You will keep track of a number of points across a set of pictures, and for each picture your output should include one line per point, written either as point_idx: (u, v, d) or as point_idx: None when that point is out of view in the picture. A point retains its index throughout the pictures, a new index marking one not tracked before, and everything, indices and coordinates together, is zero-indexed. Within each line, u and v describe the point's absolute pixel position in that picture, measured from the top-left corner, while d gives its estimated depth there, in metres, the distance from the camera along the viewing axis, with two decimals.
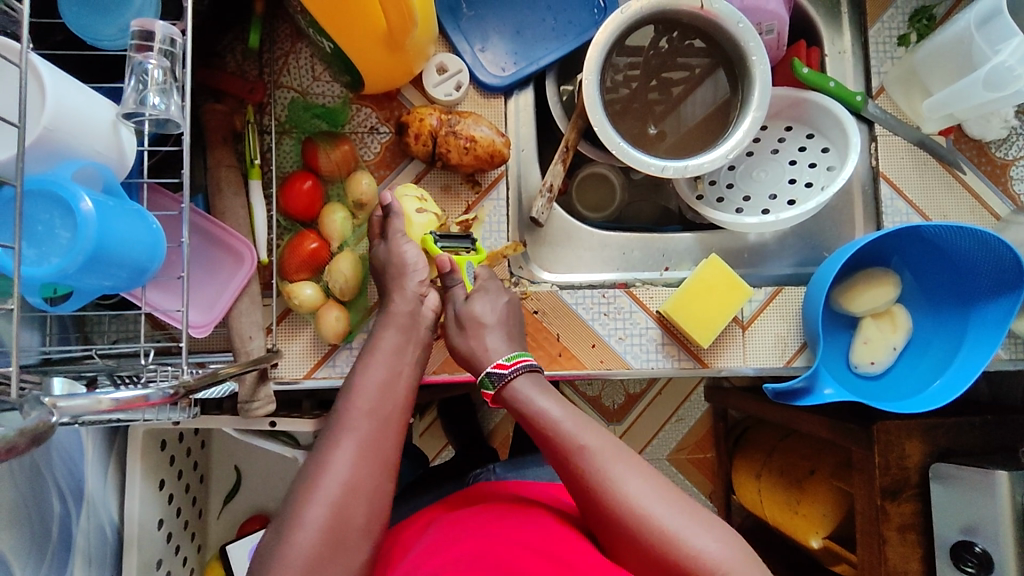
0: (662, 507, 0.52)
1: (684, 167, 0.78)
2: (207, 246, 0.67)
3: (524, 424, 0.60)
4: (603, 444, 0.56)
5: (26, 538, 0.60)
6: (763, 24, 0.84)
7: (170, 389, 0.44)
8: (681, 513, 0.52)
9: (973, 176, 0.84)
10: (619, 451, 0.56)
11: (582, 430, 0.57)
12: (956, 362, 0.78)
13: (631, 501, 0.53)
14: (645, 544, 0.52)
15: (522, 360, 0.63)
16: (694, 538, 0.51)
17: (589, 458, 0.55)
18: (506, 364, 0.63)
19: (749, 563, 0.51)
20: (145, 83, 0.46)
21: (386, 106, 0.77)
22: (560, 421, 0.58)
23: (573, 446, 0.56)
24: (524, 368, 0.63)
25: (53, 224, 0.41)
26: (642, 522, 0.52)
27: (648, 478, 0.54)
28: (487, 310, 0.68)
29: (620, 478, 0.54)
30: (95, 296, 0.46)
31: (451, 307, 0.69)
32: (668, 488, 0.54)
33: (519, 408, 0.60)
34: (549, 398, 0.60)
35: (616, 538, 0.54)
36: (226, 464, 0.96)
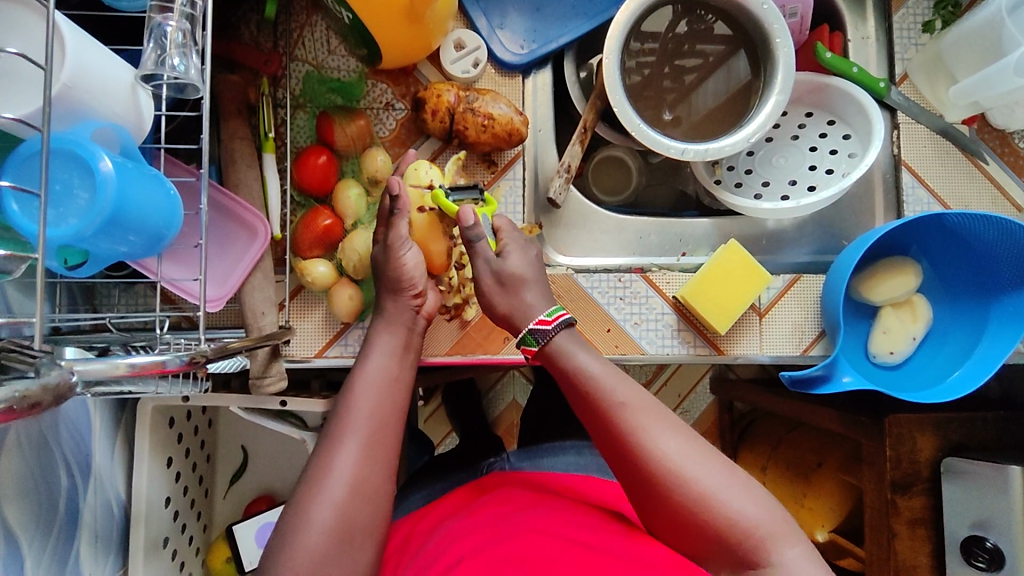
0: (699, 467, 0.52)
1: (704, 150, 0.77)
2: (221, 220, 0.66)
3: (561, 380, 0.59)
4: (643, 401, 0.55)
5: (34, 511, 0.60)
6: (787, 6, 0.82)
7: (187, 357, 0.44)
8: (719, 474, 0.52)
9: (996, 166, 0.83)
10: (657, 408, 0.55)
11: (620, 387, 0.56)
12: (976, 353, 0.77)
13: (669, 460, 0.52)
14: (680, 508, 0.52)
15: (562, 314, 0.62)
16: (733, 501, 0.51)
17: (628, 416, 0.54)
18: (549, 319, 0.62)
19: (786, 527, 0.51)
20: (165, 46, 0.45)
21: (402, 82, 0.76)
22: (599, 378, 0.57)
23: (611, 403, 0.55)
24: (564, 323, 0.62)
25: (72, 184, 0.40)
26: (679, 484, 0.52)
27: (686, 438, 0.54)
28: (523, 264, 0.65)
29: (658, 438, 0.53)
30: (110, 263, 0.45)
31: (481, 263, 0.64)
32: (706, 448, 0.54)
33: (556, 364, 0.60)
34: (587, 355, 0.59)
35: (650, 501, 0.53)
36: (233, 445, 0.95)
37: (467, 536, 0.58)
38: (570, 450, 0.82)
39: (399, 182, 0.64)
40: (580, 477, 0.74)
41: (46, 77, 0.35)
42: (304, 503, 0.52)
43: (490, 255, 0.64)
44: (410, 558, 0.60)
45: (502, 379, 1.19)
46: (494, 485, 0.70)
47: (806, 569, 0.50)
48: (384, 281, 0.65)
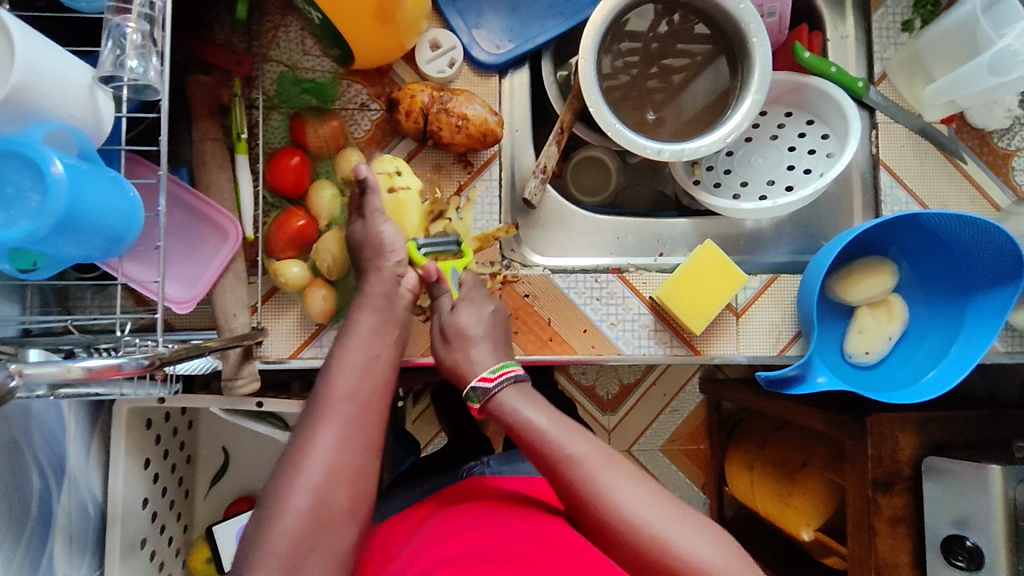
0: (651, 512, 0.52)
1: (681, 150, 0.76)
2: (191, 222, 0.65)
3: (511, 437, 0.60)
4: (591, 452, 0.55)
5: (4, 513, 0.60)
6: (765, 5, 0.82)
7: (145, 360, 0.43)
8: (672, 517, 0.52)
9: (974, 165, 0.83)
10: (603, 457, 0.55)
11: (568, 439, 0.57)
12: (952, 353, 0.77)
13: (619, 507, 0.52)
14: (635, 553, 0.51)
15: (508, 370, 0.63)
16: (687, 542, 0.50)
17: (576, 467, 0.55)
18: (490, 377, 0.63)
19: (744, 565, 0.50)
20: (124, 46, 0.45)
21: (377, 82, 0.76)
22: (545, 431, 0.57)
23: (558, 457, 0.56)
24: (509, 380, 0.62)
25: (23, 186, 0.39)
26: (631, 530, 0.51)
27: (635, 483, 0.54)
28: (472, 322, 0.67)
29: (607, 487, 0.53)
30: (68, 265, 0.45)
31: (437, 317, 0.68)
32: (658, 493, 0.53)
33: (505, 420, 0.60)
34: (534, 407, 0.60)
35: (608, 548, 0.53)
36: (213, 446, 0.95)
37: (443, 541, 0.58)
38: None
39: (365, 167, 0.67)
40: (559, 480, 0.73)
41: None
42: (271, 505, 0.51)
43: (446, 309, 0.68)
44: (388, 563, 0.60)
45: None
46: (472, 490, 0.70)
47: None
48: (367, 251, 0.66)
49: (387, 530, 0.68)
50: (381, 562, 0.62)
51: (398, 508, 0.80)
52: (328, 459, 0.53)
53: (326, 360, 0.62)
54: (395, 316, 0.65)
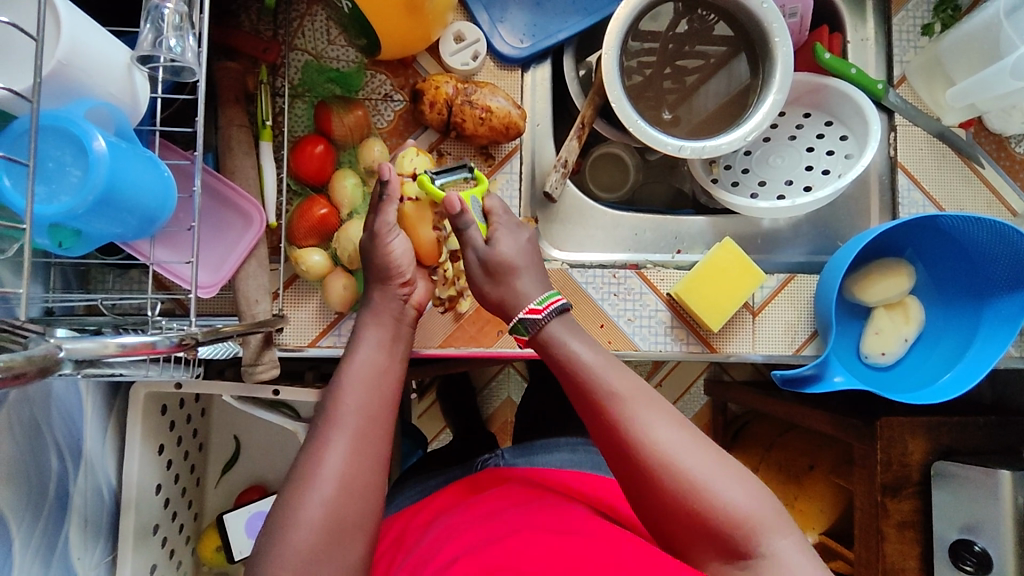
0: (690, 456, 0.51)
1: (701, 147, 0.77)
2: (217, 207, 0.66)
3: (556, 370, 0.59)
4: (635, 390, 0.55)
5: (24, 494, 0.60)
6: (787, 6, 0.82)
7: (177, 338, 0.44)
8: (711, 464, 0.51)
9: (992, 170, 0.83)
10: (650, 397, 0.55)
11: (613, 376, 0.56)
12: (966, 358, 0.77)
13: (662, 451, 0.51)
14: (674, 498, 0.51)
15: (554, 301, 0.61)
16: (723, 489, 0.50)
17: (618, 404, 0.54)
18: (539, 308, 0.60)
19: (780, 519, 0.50)
20: (162, 28, 0.45)
21: (401, 73, 0.76)
22: (593, 366, 0.56)
23: (604, 392, 0.55)
24: (556, 310, 0.61)
25: (64, 162, 0.40)
26: (674, 474, 0.51)
27: (680, 428, 0.53)
28: (515, 251, 0.64)
29: (652, 429, 0.52)
30: (101, 243, 0.46)
31: (472, 252, 0.63)
32: (699, 439, 0.53)
33: (550, 352, 0.59)
34: (581, 343, 0.59)
35: (644, 491, 0.52)
36: (225, 434, 0.95)
37: (461, 535, 0.58)
38: (565, 447, 0.81)
39: (389, 167, 0.64)
40: (575, 474, 0.74)
41: (38, 48, 0.36)
42: (292, 489, 0.52)
43: (480, 242, 0.63)
44: (404, 554, 0.61)
45: (497, 375, 1.19)
46: (488, 483, 0.70)
47: (797, 562, 0.48)
48: (372, 270, 0.65)
49: (404, 521, 0.68)
50: (401, 552, 0.62)
51: (409, 499, 0.80)
52: (349, 447, 0.53)
53: (343, 355, 0.62)
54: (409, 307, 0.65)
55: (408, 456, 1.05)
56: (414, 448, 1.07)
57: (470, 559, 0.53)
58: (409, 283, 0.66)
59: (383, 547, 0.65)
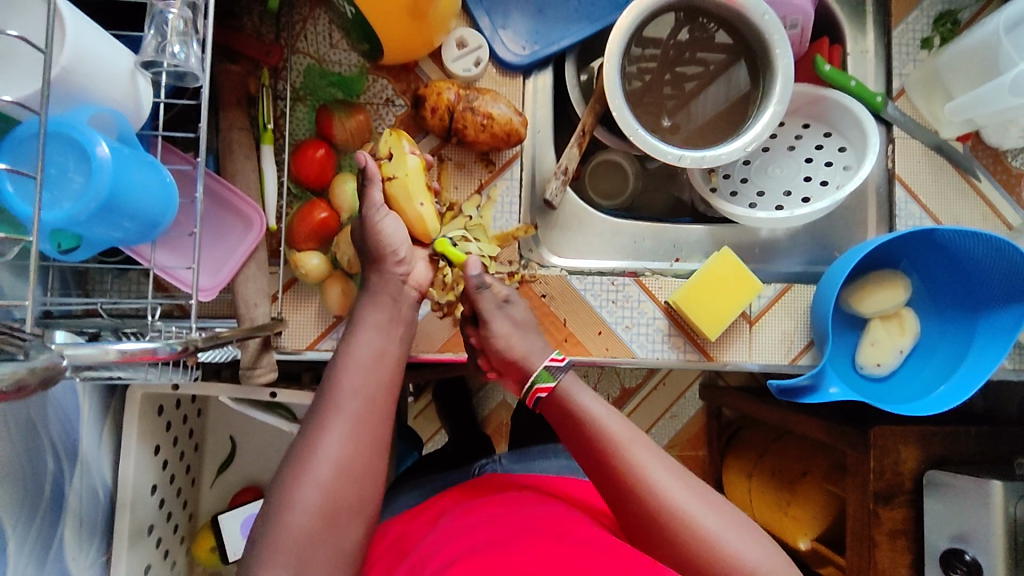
0: (700, 508, 0.54)
1: (701, 157, 0.77)
2: (217, 211, 0.66)
3: (564, 422, 0.61)
4: (645, 444, 0.58)
5: (20, 494, 0.60)
6: (788, 17, 0.82)
7: (178, 345, 0.44)
8: (718, 515, 0.54)
9: (988, 184, 0.84)
10: (659, 451, 0.58)
11: (623, 429, 0.58)
12: (960, 369, 0.78)
13: (674, 503, 0.54)
14: (684, 549, 0.53)
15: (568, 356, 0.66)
16: (731, 540, 0.53)
17: (631, 457, 0.56)
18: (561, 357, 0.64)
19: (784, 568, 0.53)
20: (166, 34, 0.45)
21: (402, 78, 0.76)
22: (603, 418, 0.59)
23: (616, 444, 0.57)
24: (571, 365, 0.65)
25: (68, 168, 0.40)
26: (685, 526, 0.53)
27: (688, 482, 0.56)
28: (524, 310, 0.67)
29: (663, 482, 0.55)
30: (102, 247, 0.46)
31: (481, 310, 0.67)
32: (704, 491, 0.56)
33: (557, 404, 0.61)
34: (589, 395, 0.61)
35: (653, 544, 0.55)
36: (221, 435, 0.94)
37: (461, 535, 0.59)
38: (561, 452, 0.81)
39: (365, 155, 0.64)
40: (571, 480, 0.74)
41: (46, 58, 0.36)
42: (290, 494, 0.52)
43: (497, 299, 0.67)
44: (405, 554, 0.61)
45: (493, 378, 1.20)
46: (485, 488, 0.70)
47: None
48: (365, 254, 0.65)
49: (400, 525, 0.68)
50: (397, 556, 0.62)
51: (405, 503, 0.80)
52: (345, 446, 0.54)
53: (340, 343, 0.62)
54: (405, 313, 0.65)
55: (403, 458, 1.05)
56: (409, 450, 1.07)
57: (467, 560, 0.53)
58: (406, 263, 0.65)
59: (381, 547, 0.65)
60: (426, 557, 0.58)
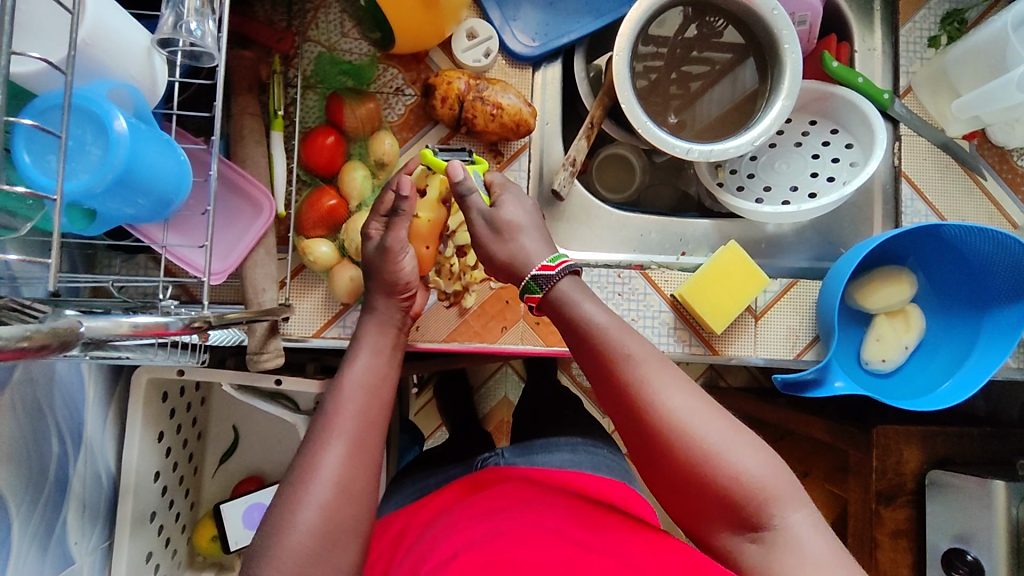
0: (704, 422, 0.50)
1: (709, 151, 0.77)
2: (228, 195, 0.66)
3: (565, 327, 0.57)
4: (650, 353, 0.53)
5: (25, 474, 0.60)
6: (796, 14, 0.83)
7: (187, 320, 0.44)
8: (725, 431, 0.50)
9: (993, 183, 0.84)
10: (664, 360, 0.53)
11: (627, 338, 0.54)
12: (966, 366, 0.78)
13: (675, 414, 0.50)
14: (683, 463, 0.49)
15: (566, 262, 0.59)
16: (735, 457, 0.49)
17: (633, 367, 0.53)
18: (551, 265, 0.58)
19: (794, 491, 0.49)
20: (183, 12, 0.45)
21: (413, 68, 0.77)
22: (606, 324, 0.55)
23: (618, 351, 0.53)
24: (567, 271, 0.58)
25: (85, 140, 0.40)
26: (686, 439, 0.49)
27: (694, 394, 0.52)
28: (518, 214, 0.62)
29: (665, 391, 0.51)
30: (116, 223, 0.46)
31: (476, 217, 0.61)
32: (712, 406, 0.52)
33: (559, 312, 0.58)
34: (592, 302, 0.57)
35: (652, 456, 0.51)
36: (224, 425, 0.94)
37: (463, 529, 0.58)
38: (564, 446, 0.81)
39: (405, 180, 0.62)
40: (575, 474, 0.74)
41: (74, 25, 0.37)
42: (297, 476, 0.52)
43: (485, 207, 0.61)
44: (408, 549, 0.61)
45: (495, 373, 1.20)
46: (490, 481, 0.70)
47: (808, 534, 0.47)
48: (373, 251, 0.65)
49: (405, 518, 0.68)
50: (400, 550, 0.62)
51: (409, 494, 0.80)
52: (352, 434, 0.54)
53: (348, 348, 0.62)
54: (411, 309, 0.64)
55: (405, 452, 1.05)
56: (411, 444, 1.07)
57: (470, 556, 0.53)
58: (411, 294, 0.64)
59: (379, 547, 0.65)
60: (430, 549, 0.58)
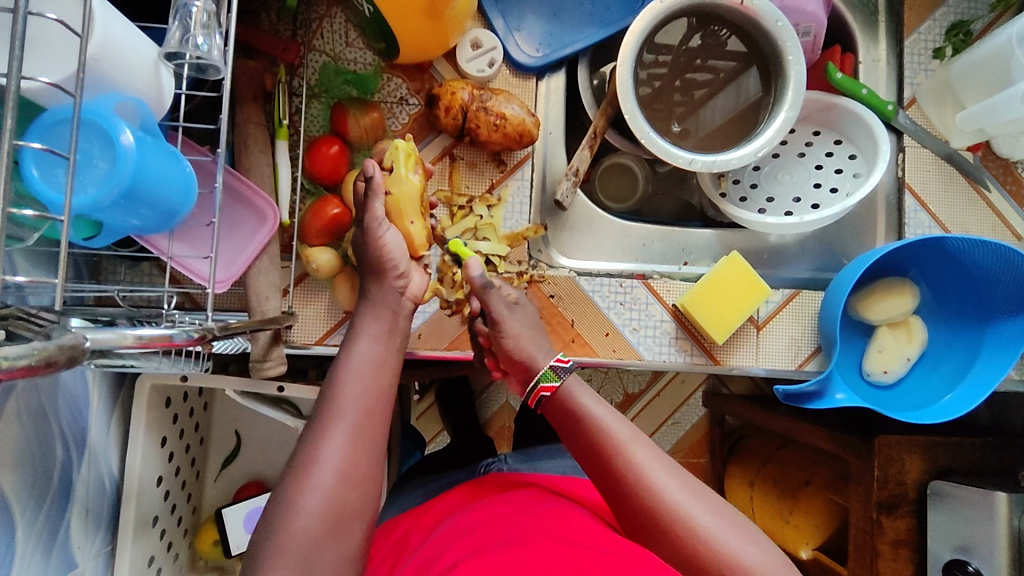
0: (700, 507, 0.54)
1: (712, 162, 0.77)
2: (232, 204, 0.66)
3: (568, 424, 0.61)
4: (647, 444, 0.58)
5: (29, 480, 0.60)
6: (801, 25, 0.83)
7: (193, 332, 0.44)
8: (720, 515, 0.54)
9: (997, 195, 0.84)
10: (660, 451, 0.58)
11: (626, 429, 0.59)
12: (967, 378, 0.78)
13: (674, 501, 0.54)
14: (683, 548, 0.53)
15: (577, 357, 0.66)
16: (731, 539, 0.53)
17: (633, 455, 0.56)
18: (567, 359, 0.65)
19: (784, 569, 0.53)
20: (190, 25, 0.45)
21: (417, 77, 0.77)
22: (605, 419, 0.59)
23: (617, 443, 0.57)
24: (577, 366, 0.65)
25: (93, 154, 0.41)
26: (687, 526, 0.53)
27: (688, 481, 0.56)
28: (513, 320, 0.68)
29: (662, 478, 0.55)
30: (122, 234, 0.47)
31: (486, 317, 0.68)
32: (705, 490, 0.56)
33: (561, 405, 0.62)
34: (592, 397, 0.62)
35: (650, 538, 0.55)
36: (226, 429, 0.95)
37: (463, 538, 0.58)
38: (567, 453, 0.82)
39: (374, 164, 0.63)
40: (576, 479, 0.74)
41: (82, 43, 0.37)
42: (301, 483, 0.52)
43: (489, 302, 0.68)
44: (409, 555, 0.61)
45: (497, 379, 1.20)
46: (491, 489, 0.70)
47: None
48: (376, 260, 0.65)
49: (406, 525, 0.69)
50: (401, 558, 0.62)
51: (411, 500, 0.80)
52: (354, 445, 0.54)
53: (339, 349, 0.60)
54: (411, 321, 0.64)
55: (406, 458, 1.05)
56: (413, 449, 1.07)
57: (471, 563, 0.53)
58: (405, 276, 0.64)
59: (381, 551, 0.65)
60: (431, 557, 0.58)
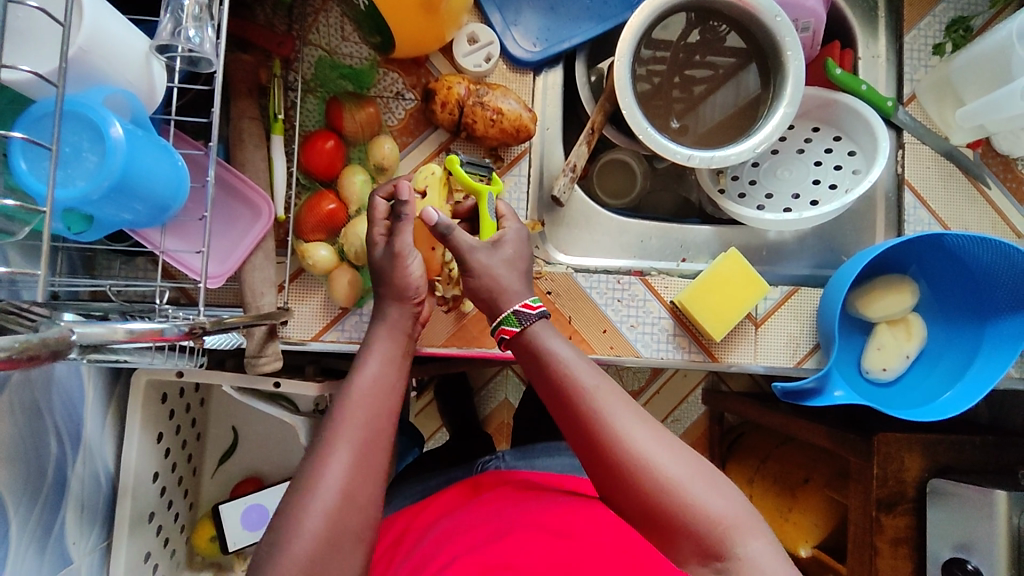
0: (666, 456, 0.50)
1: (710, 157, 0.77)
2: (227, 199, 0.66)
3: (532, 369, 0.56)
4: (613, 390, 0.52)
5: (23, 475, 0.60)
6: (800, 20, 0.82)
7: (184, 327, 0.44)
8: (687, 466, 0.50)
9: (998, 191, 0.83)
10: (626, 396, 0.53)
11: (592, 375, 0.53)
12: (967, 376, 0.77)
13: (638, 448, 0.50)
14: (644, 498, 0.49)
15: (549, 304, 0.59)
16: (697, 491, 0.48)
17: (595, 401, 0.52)
18: (535, 304, 0.58)
19: (757, 527, 0.48)
20: (182, 18, 0.45)
21: (413, 72, 0.77)
22: (571, 365, 0.54)
23: (581, 389, 0.53)
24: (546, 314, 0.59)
25: (81, 147, 0.40)
26: (648, 475, 0.49)
27: (656, 430, 0.51)
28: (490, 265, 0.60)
29: (626, 425, 0.50)
30: (113, 228, 0.47)
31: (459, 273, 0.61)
32: (675, 441, 0.51)
33: (527, 350, 0.57)
34: (559, 343, 0.56)
35: (612, 488, 0.51)
36: (224, 425, 0.95)
37: (459, 536, 0.58)
38: (564, 450, 0.81)
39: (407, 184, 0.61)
40: (573, 476, 0.74)
41: (67, 33, 0.37)
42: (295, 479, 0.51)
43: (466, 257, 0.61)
44: (404, 553, 0.61)
45: (495, 376, 1.20)
46: (488, 486, 0.70)
47: (772, 563, 0.47)
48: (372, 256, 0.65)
49: (402, 522, 0.68)
50: (396, 555, 0.62)
51: (408, 497, 0.80)
52: None
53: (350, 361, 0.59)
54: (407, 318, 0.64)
55: (404, 455, 1.05)
56: (411, 446, 1.07)
57: (465, 562, 0.52)
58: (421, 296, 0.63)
59: (378, 549, 0.65)
60: (427, 555, 0.58)
